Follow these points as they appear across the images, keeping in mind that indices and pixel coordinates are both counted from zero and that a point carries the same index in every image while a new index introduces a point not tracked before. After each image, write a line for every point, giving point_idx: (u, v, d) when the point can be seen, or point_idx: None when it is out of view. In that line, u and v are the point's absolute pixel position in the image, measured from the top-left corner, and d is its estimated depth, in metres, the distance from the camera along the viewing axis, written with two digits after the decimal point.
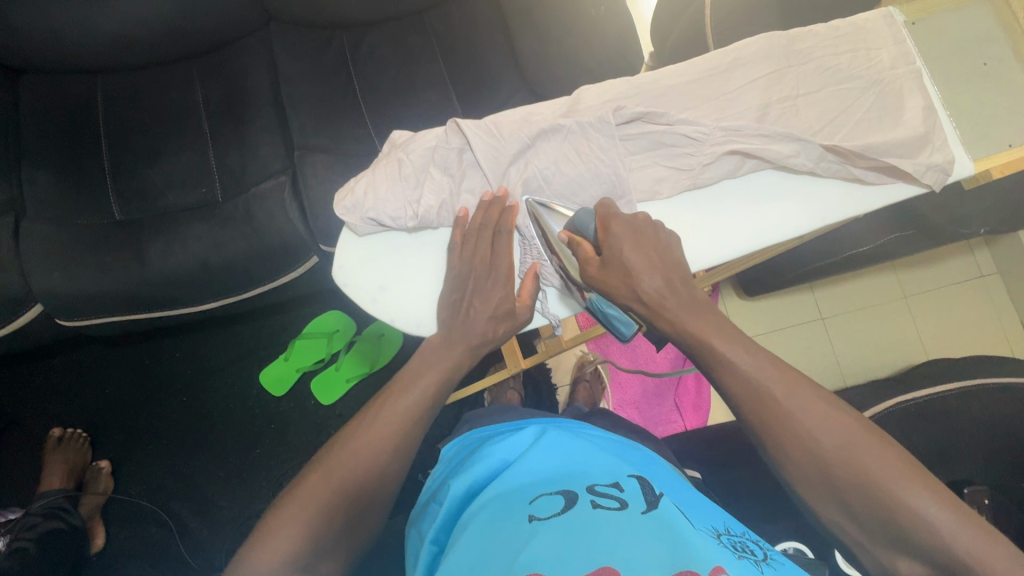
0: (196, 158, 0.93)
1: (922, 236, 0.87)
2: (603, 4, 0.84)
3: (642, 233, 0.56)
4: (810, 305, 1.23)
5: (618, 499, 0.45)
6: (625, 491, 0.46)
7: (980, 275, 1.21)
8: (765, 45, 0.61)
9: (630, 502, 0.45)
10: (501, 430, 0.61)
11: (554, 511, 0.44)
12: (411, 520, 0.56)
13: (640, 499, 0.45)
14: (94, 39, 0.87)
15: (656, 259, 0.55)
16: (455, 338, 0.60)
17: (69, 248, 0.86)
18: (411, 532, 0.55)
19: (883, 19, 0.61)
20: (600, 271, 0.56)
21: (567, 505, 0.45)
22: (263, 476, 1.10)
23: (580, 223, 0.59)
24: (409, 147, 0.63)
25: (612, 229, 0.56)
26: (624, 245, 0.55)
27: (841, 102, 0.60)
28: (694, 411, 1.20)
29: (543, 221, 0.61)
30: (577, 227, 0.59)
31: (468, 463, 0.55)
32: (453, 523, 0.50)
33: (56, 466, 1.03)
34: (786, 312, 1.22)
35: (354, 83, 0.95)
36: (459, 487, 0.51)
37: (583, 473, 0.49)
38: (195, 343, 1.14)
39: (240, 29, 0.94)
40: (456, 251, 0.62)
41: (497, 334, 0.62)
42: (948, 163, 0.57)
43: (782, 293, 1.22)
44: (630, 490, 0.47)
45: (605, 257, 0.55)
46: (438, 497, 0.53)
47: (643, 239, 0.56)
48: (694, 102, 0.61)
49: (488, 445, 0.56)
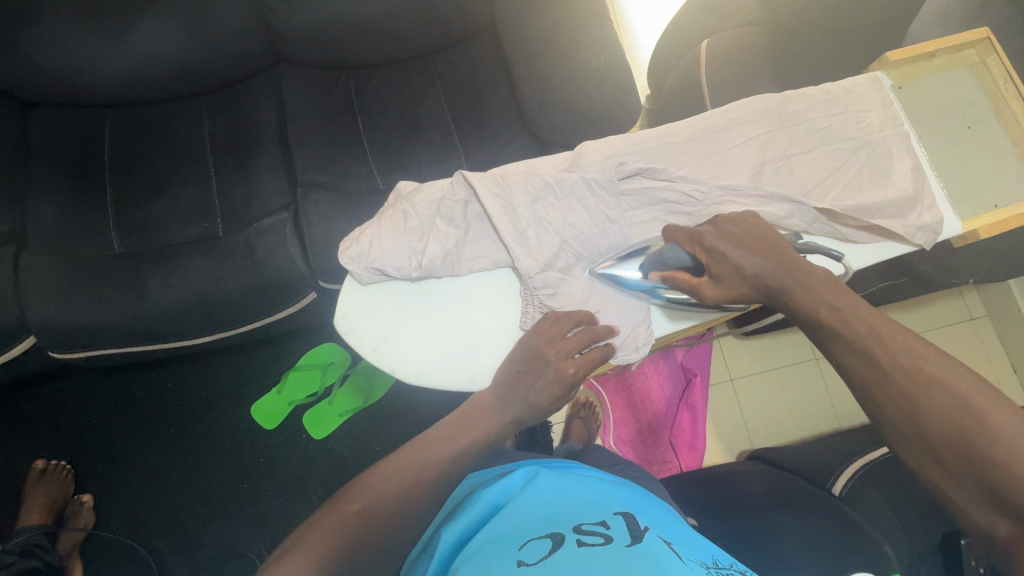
0: (198, 192, 0.94)
1: (913, 283, 0.89)
2: (604, 55, 0.87)
3: (736, 234, 0.56)
4: (804, 346, 1.24)
5: (603, 534, 0.45)
6: (610, 526, 0.46)
7: (970, 318, 1.23)
8: (760, 106, 0.64)
9: (615, 536, 0.44)
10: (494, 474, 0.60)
11: (541, 553, 0.43)
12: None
13: (624, 533, 0.45)
14: (107, 76, 0.89)
15: (756, 246, 0.54)
16: None
17: (66, 279, 0.86)
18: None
19: (871, 84, 0.64)
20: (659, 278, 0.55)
21: (553, 547, 0.43)
22: (249, 513, 1.08)
23: (667, 258, 0.58)
24: (415, 200, 0.65)
25: (706, 241, 0.55)
26: (728, 254, 0.54)
27: (834, 162, 0.62)
28: (689, 450, 1.19)
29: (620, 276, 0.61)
30: (667, 263, 0.58)
31: (461, 510, 0.53)
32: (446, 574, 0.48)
33: (37, 499, 1.02)
34: (780, 352, 1.24)
35: (358, 122, 0.97)
36: (453, 536, 0.49)
37: (571, 511, 0.49)
38: (187, 374, 1.13)
39: (249, 68, 0.97)
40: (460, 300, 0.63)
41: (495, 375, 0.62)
42: (937, 223, 0.59)
43: (775, 334, 1.25)
44: (615, 525, 0.46)
45: (715, 274, 0.55)
46: (430, 550, 0.50)
47: (737, 238, 0.55)
48: (693, 160, 0.63)
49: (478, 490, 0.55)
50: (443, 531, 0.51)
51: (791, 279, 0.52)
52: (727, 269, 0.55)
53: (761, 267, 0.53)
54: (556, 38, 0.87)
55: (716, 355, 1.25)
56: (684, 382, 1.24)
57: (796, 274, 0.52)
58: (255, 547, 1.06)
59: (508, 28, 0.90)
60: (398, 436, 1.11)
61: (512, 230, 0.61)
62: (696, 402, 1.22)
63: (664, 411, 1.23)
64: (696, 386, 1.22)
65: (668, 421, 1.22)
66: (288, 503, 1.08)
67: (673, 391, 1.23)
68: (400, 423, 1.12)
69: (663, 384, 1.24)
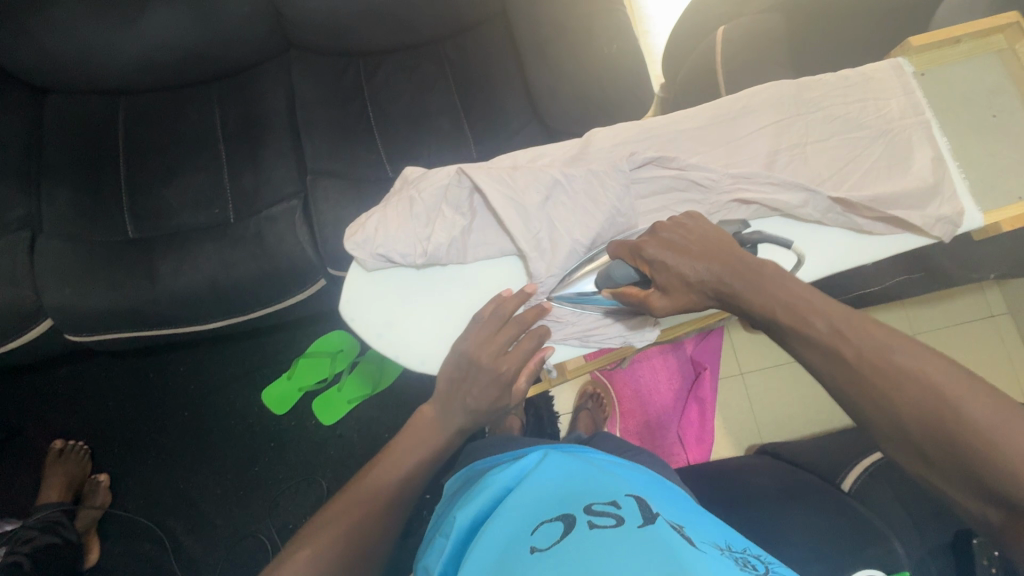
0: (210, 179, 0.95)
1: (931, 278, 0.87)
2: (616, 41, 0.85)
3: (676, 241, 0.55)
4: None
5: (615, 516, 0.44)
6: (622, 507, 0.46)
7: (990, 315, 1.20)
8: (776, 92, 0.62)
9: (626, 517, 0.44)
10: (506, 459, 0.61)
11: (553, 535, 0.43)
12: (418, 556, 0.54)
13: (636, 515, 0.44)
14: (120, 62, 0.90)
15: (693, 249, 0.53)
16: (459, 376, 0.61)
17: (81, 264, 0.87)
18: (416, 568, 0.52)
19: (892, 70, 0.62)
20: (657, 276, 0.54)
21: (566, 529, 0.43)
22: (259, 496, 1.10)
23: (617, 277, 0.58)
24: (422, 186, 0.64)
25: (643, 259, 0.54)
26: (668, 263, 0.54)
27: (849, 151, 0.60)
28: (697, 443, 1.19)
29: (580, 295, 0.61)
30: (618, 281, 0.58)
31: (474, 492, 0.54)
32: (460, 554, 0.49)
33: (55, 478, 1.04)
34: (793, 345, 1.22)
35: (368, 109, 0.97)
36: (467, 515, 0.50)
37: (580, 493, 0.48)
38: (199, 359, 1.15)
39: (260, 55, 0.97)
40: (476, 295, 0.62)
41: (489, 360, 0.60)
42: (957, 215, 0.57)
43: None
44: (626, 507, 0.46)
45: (662, 282, 0.54)
46: (444, 530, 0.51)
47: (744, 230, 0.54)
48: (704, 147, 0.62)
49: (491, 473, 0.56)
50: (456, 511, 0.51)
51: (748, 287, 0.50)
52: (670, 281, 0.53)
53: (707, 270, 0.52)
54: (567, 25, 0.85)
55: (727, 349, 1.23)
56: (693, 375, 1.23)
57: (752, 272, 0.51)
58: (266, 529, 1.08)
59: (519, 15, 0.89)
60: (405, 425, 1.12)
61: (520, 221, 0.61)
62: (705, 396, 1.21)
63: (671, 404, 1.22)
64: (705, 379, 1.21)
65: (677, 414, 1.22)
66: (297, 488, 1.10)
67: (681, 384, 1.22)
68: (408, 409, 1.13)
69: (671, 376, 1.23)
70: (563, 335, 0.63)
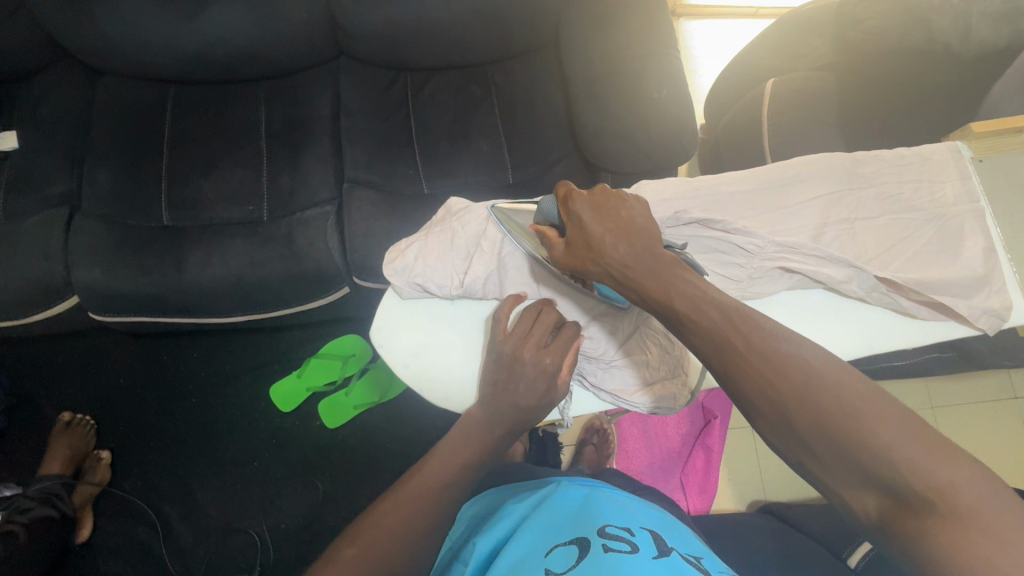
0: (247, 175, 0.96)
1: (962, 359, 0.84)
2: (666, 86, 0.84)
3: (604, 201, 0.49)
4: None
5: (629, 542, 0.45)
6: (636, 536, 0.47)
7: (1015, 397, 1.17)
8: (830, 164, 0.61)
9: (640, 545, 0.45)
10: (525, 490, 0.62)
11: (568, 559, 0.44)
12: None
13: (651, 546, 0.45)
14: (175, 54, 0.92)
15: None
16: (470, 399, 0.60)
17: (114, 246, 0.88)
18: None
19: (950, 154, 0.60)
20: (566, 254, 0.51)
21: (581, 552, 0.44)
22: (255, 491, 1.10)
23: (546, 216, 0.55)
24: (464, 220, 0.65)
25: None
26: (583, 219, 0.48)
27: (900, 232, 0.59)
28: (700, 493, 1.15)
29: (631, 396, 0.62)
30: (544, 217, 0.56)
31: (493, 522, 0.55)
32: None
33: (59, 450, 1.04)
34: None
35: (410, 122, 0.98)
36: (485, 540, 0.52)
37: (594, 520, 0.50)
38: (212, 348, 1.15)
39: (312, 60, 0.99)
40: (495, 328, 0.60)
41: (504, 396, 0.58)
42: (1005, 309, 0.56)
43: None
44: (641, 537, 0.47)
45: None
46: (463, 558, 0.52)
47: None
48: (751, 211, 0.61)
49: (510, 504, 0.57)
50: (476, 540, 0.53)
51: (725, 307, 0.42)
52: None
53: None
54: (620, 64, 0.86)
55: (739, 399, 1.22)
56: (703, 423, 1.20)
57: None
58: (258, 525, 1.08)
59: (571, 49, 0.90)
60: (407, 438, 1.12)
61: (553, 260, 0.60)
62: (713, 445, 1.18)
63: (678, 449, 1.20)
64: (715, 428, 1.18)
65: (682, 459, 1.20)
66: (294, 488, 1.10)
67: (690, 429, 1.21)
68: (413, 422, 1.12)
69: (681, 421, 1.22)
70: (604, 383, 0.62)
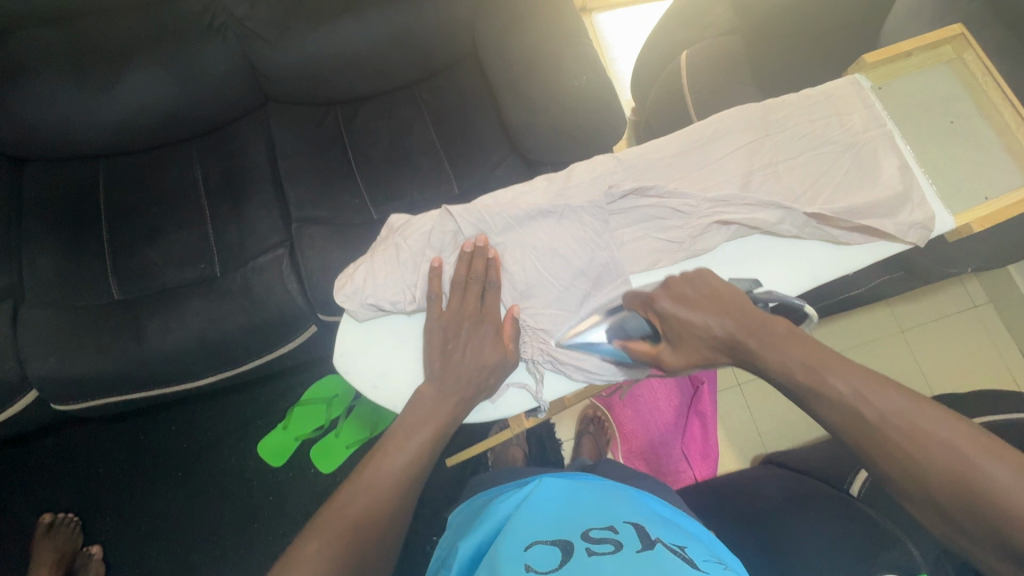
0: (193, 235, 0.94)
1: (911, 277, 0.88)
2: (585, 73, 0.87)
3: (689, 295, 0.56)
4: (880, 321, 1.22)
5: (613, 541, 0.46)
6: (620, 532, 0.47)
7: (973, 306, 1.22)
8: (743, 117, 0.65)
9: (624, 542, 0.45)
10: (511, 488, 0.63)
11: (551, 561, 0.45)
12: None
13: (634, 539, 0.46)
14: (98, 128, 0.91)
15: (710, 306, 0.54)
16: (446, 399, 0.60)
17: (66, 331, 0.86)
18: None
19: (852, 87, 0.65)
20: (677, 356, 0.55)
21: (564, 557, 0.45)
22: (259, 553, 1.06)
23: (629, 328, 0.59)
24: (406, 233, 0.65)
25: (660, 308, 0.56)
26: (679, 317, 0.54)
27: (820, 167, 0.62)
28: (702, 458, 1.16)
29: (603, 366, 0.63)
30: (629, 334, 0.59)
31: (478, 522, 0.56)
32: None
33: (45, 554, 1.00)
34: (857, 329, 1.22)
35: (348, 153, 0.98)
36: (470, 547, 0.53)
37: (578, 523, 0.50)
38: (190, 417, 1.12)
39: (239, 110, 0.98)
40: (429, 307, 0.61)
41: (483, 392, 0.61)
42: (929, 220, 0.59)
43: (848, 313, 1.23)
44: (624, 531, 0.48)
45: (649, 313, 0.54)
46: (448, 562, 0.53)
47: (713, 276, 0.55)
48: (680, 173, 0.64)
49: (496, 503, 0.58)
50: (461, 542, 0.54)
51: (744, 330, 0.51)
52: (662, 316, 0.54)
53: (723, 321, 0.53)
54: (538, 59, 0.88)
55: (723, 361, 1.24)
56: (692, 390, 1.21)
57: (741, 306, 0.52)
58: None
59: (489, 53, 0.92)
60: None
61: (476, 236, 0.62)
62: (705, 410, 1.19)
63: (673, 421, 1.21)
64: (704, 393, 1.19)
65: (681, 429, 1.20)
66: None
67: (681, 400, 1.21)
68: None
69: (670, 393, 1.22)
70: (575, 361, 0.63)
